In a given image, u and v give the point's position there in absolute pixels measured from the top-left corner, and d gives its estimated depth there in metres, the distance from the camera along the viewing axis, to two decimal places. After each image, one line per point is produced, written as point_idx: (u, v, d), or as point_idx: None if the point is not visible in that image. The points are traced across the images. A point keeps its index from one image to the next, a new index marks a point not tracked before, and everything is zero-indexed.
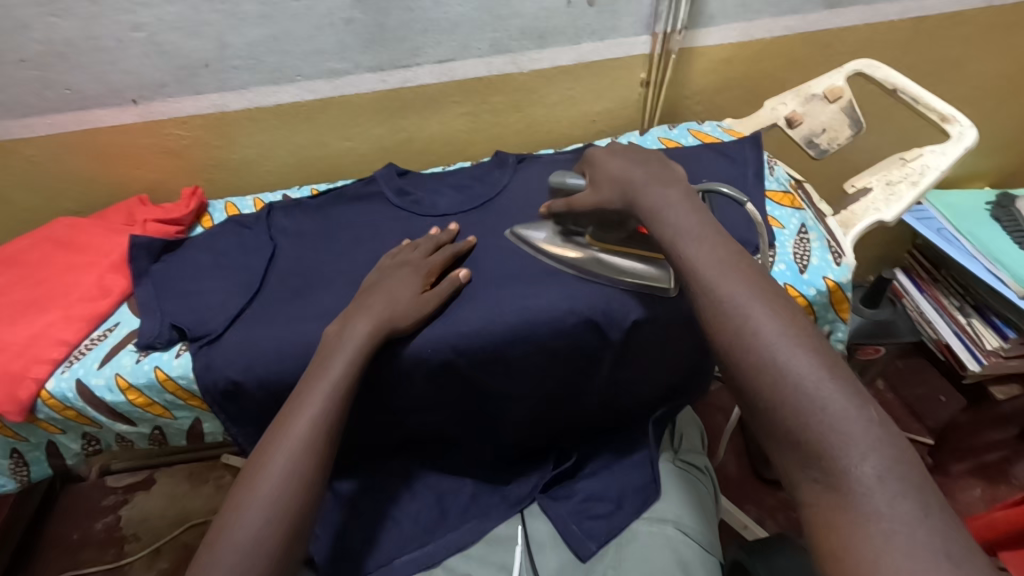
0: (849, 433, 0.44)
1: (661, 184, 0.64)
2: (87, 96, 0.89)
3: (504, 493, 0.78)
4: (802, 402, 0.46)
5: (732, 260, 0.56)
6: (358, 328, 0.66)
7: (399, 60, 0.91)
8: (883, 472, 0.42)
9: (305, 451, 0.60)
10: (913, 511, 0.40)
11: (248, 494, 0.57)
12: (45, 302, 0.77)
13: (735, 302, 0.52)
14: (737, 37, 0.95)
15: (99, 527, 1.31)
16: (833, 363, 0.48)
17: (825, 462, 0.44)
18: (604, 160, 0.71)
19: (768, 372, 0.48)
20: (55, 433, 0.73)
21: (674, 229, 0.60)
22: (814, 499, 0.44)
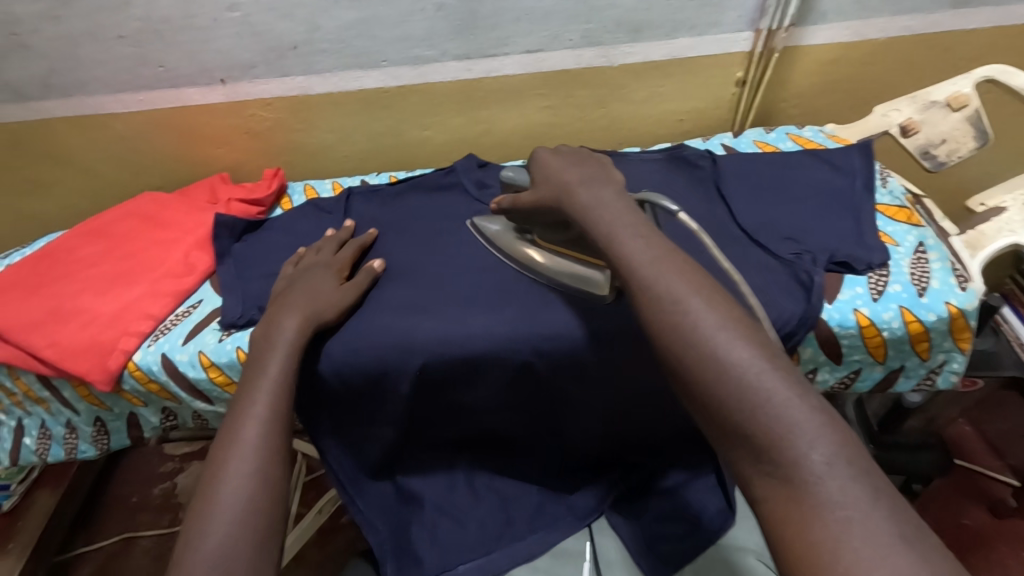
0: (795, 421, 0.36)
1: (591, 183, 0.55)
2: (178, 74, 0.90)
3: (570, 503, 0.74)
4: (751, 394, 0.38)
5: (666, 252, 0.47)
6: (285, 325, 0.64)
7: (487, 49, 0.88)
8: (833, 457, 0.35)
9: (265, 431, 0.54)
10: (864, 496, 0.34)
11: (218, 485, 0.50)
12: (134, 274, 0.78)
13: (670, 290, 0.44)
14: (847, 37, 0.89)
15: (157, 492, 1.35)
16: (773, 347, 0.41)
17: (776, 453, 0.36)
18: (548, 155, 0.61)
19: (709, 364, 0.40)
20: (137, 404, 0.74)
21: (602, 221, 0.51)
22: (769, 498, 0.36)
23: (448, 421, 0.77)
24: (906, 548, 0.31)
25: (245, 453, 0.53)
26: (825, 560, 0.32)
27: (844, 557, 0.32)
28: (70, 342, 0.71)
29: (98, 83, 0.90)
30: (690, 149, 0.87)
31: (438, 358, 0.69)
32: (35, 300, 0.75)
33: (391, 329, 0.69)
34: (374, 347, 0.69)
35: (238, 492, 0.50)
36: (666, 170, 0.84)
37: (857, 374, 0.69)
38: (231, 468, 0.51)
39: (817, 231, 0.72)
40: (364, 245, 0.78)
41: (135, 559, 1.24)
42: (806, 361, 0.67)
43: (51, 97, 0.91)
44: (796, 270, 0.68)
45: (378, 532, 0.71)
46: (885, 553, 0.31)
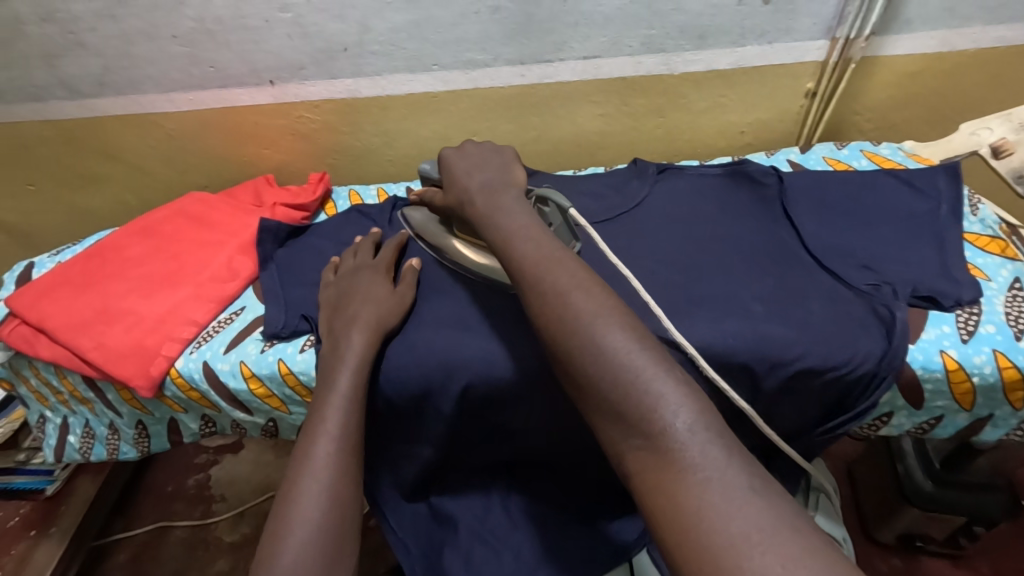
0: (662, 392, 0.40)
1: (482, 189, 0.60)
2: (228, 74, 0.89)
3: (609, 532, 0.70)
4: (623, 372, 0.41)
5: (556, 253, 0.50)
6: (354, 339, 0.63)
7: (542, 54, 0.85)
8: (695, 423, 0.38)
9: (338, 449, 0.55)
10: (723, 455, 0.37)
11: (293, 501, 0.51)
12: (178, 277, 0.78)
13: (557, 286, 0.47)
14: (934, 46, 0.83)
15: (191, 483, 1.36)
16: (638, 327, 0.44)
17: (644, 427, 0.39)
18: (454, 160, 0.65)
19: (588, 349, 0.43)
20: (178, 411, 0.74)
21: (503, 226, 0.55)
22: (644, 468, 0.39)
23: (497, 442, 0.74)
24: (757, 497, 0.34)
25: (315, 470, 0.53)
26: (691, 519, 0.35)
27: (706, 513, 0.34)
28: (115, 344, 0.70)
29: (151, 82, 0.90)
30: (754, 165, 0.80)
31: (483, 380, 0.66)
32: (84, 299, 0.75)
33: (437, 347, 0.67)
34: (420, 364, 0.66)
35: (313, 510, 0.51)
36: (728, 187, 0.79)
37: (938, 421, 0.63)
38: (303, 485, 0.52)
39: (897, 260, 0.67)
40: (402, 244, 0.76)
41: (168, 549, 1.25)
42: (883, 404, 0.62)
43: (105, 95, 0.91)
44: (874, 303, 0.63)
45: (409, 553, 0.68)
46: (740, 504, 0.34)
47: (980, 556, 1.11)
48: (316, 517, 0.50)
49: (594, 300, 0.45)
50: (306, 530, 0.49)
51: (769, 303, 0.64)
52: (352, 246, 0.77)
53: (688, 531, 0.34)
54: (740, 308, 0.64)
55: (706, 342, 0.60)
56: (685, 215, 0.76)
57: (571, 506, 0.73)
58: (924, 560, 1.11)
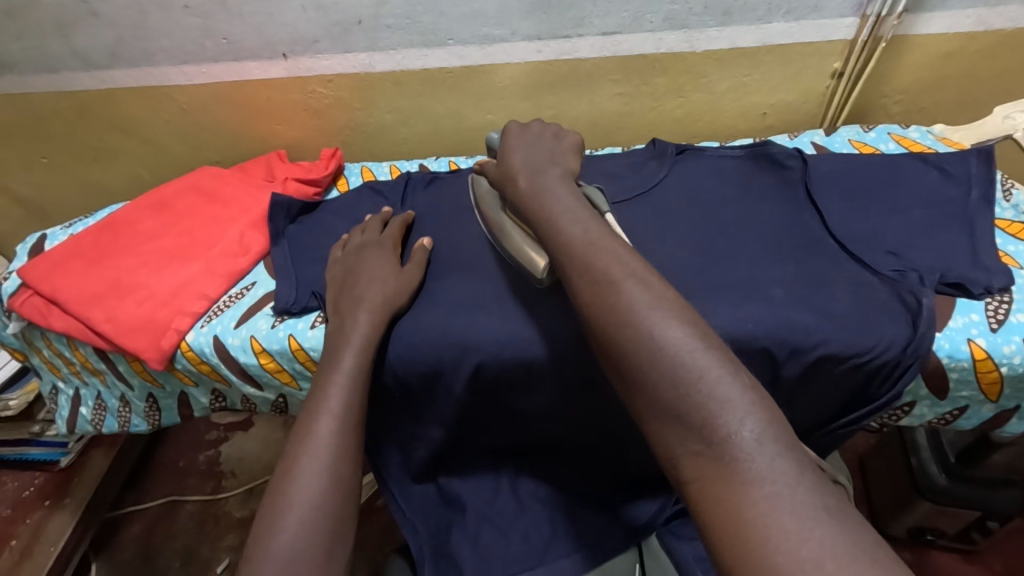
0: (727, 397, 0.39)
1: (529, 169, 0.59)
2: (241, 47, 0.87)
3: (618, 516, 0.69)
4: (683, 370, 0.40)
5: (608, 245, 0.49)
6: (360, 319, 0.62)
7: (560, 30, 0.83)
8: (762, 434, 0.37)
9: (340, 428, 0.54)
10: (792, 470, 0.36)
11: (294, 479, 0.51)
12: (190, 252, 0.77)
13: (612, 277, 0.46)
14: (969, 26, 0.79)
15: (202, 459, 1.37)
16: (703, 328, 0.43)
17: (707, 431, 0.38)
18: (513, 136, 0.64)
19: (647, 345, 0.42)
20: (188, 384, 0.74)
21: (551, 207, 0.54)
22: (702, 475, 0.38)
23: (509, 425, 0.73)
24: (828, 520, 0.33)
25: (316, 446, 0.52)
26: (758, 535, 0.33)
27: (773, 532, 0.33)
28: (127, 318, 0.70)
29: (164, 54, 0.88)
30: (777, 146, 0.78)
31: (494, 359, 0.65)
32: (96, 273, 0.75)
33: (450, 327, 0.66)
34: (430, 343, 0.66)
35: (314, 490, 0.50)
36: (750, 170, 0.77)
37: (962, 412, 0.62)
38: (305, 463, 0.51)
39: (927, 247, 0.64)
40: (406, 226, 0.75)
41: (180, 522, 1.27)
42: (906, 394, 0.60)
43: (118, 67, 0.90)
44: (900, 290, 0.61)
45: (413, 529, 0.67)
46: (811, 526, 0.33)
47: (991, 552, 1.10)
48: (315, 498, 0.49)
49: (652, 294, 0.44)
50: (306, 510, 0.49)
51: (792, 289, 0.62)
52: (363, 223, 0.76)
53: (751, 548, 0.33)
54: (761, 293, 0.62)
55: (725, 325, 0.59)
56: (705, 197, 0.74)
57: (580, 489, 0.73)
58: (933, 553, 1.10)
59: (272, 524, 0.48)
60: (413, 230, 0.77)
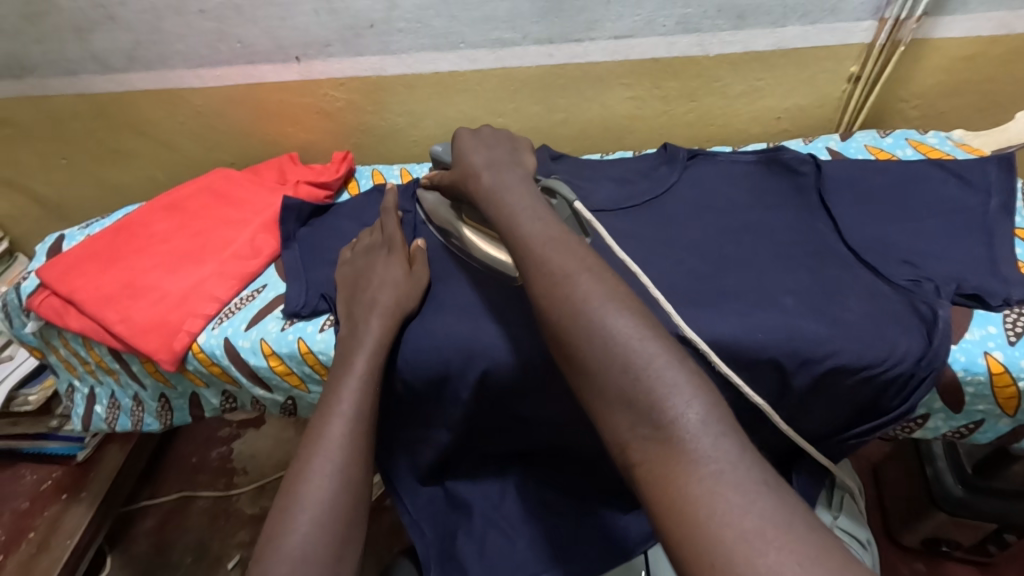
0: (674, 382, 0.39)
1: (491, 167, 0.61)
2: (255, 51, 0.88)
3: (625, 525, 0.69)
4: (634, 358, 0.40)
5: (564, 238, 0.50)
6: (372, 324, 0.62)
7: (572, 33, 0.82)
8: (707, 416, 0.37)
9: (351, 432, 0.55)
10: (734, 449, 0.36)
11: (304, 480, 0.51)
12: (201, 253, 0.78)
13: (565, 270, 0.46)
14: (991, 29, 0.78)
15: (215, 456, 1.39)
16: (648, 316, 0.43)
17: (654, 415, 0.38)
18: (464, 139, 0.65)
19: (599, 336, 0.42)
20: (199, 385, 0.74)
21: (510, 200, 0.55)
22: (651, 458, 0.37)
23: (517, 431, 0.73)
24: (768, 494, 0.33)
25: (327, 446, 0.53)
26: (703, 511, 0.33)
27: (717, 508, 0.33)
28: (140, 318, 0.71)
29: (179, 57, 0.90)
30: (790, 152, 0.77)
31: (503, 367, 0.65)
32: (110, 273, 0.76)
33: (458, 332, 0.66)
34: (438, 348, 0.66)
35: (323, 490, 0.50)
36: (763, 176, 0.76)
37: (978, 426, 0.60)
38: (316, 464, 0.52)
39: (946, 257, 0.63)
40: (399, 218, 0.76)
41: (192, 518, 1.28)
42: (919, 406, 0.59)
43: (134, 70, 0.92)
44: (914, 301, 0.60)
45: (424, 535, 0.68)
46: (753, 498, 0.33)
47: (1009, 564, 1.08)
48: (326, 499, 0.50)
49: (604, 287, 0.44)
50: (317, 510, 0.49)
51: (802, 297, 0.61)
52: (370, 228, 0.76)
53: (698, 524, 0.33)
54: (772, 301, 0.61)
55: (733, 333, 0.58)
56: (715, 203, 0.73)
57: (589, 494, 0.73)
58: (949, 564, 1.08)
59: (281, 521, 0.49)
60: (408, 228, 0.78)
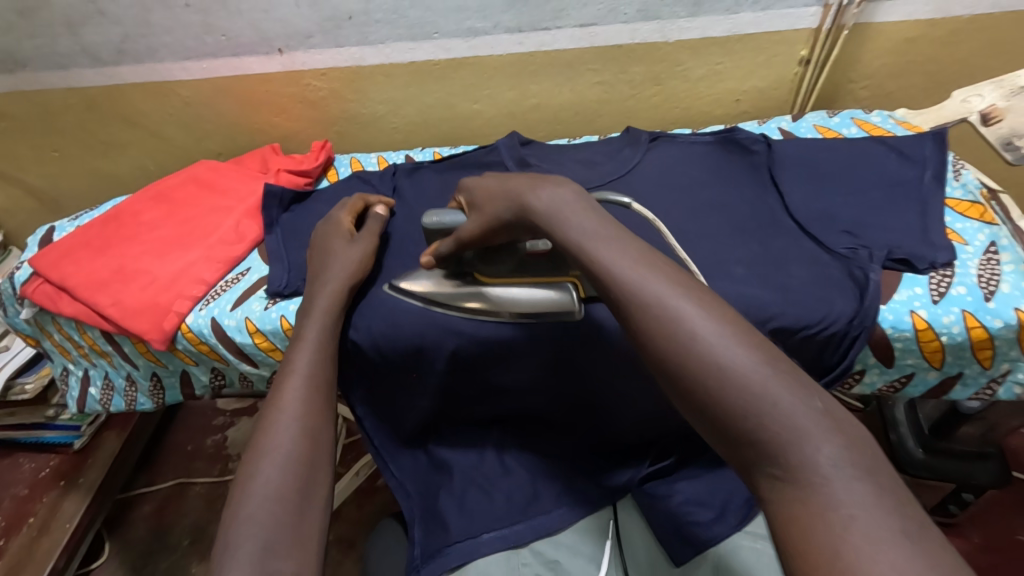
0: (801, 425, 0.34)
1: (532, 176, 0.55)
2: (239, 43, 0.92)
3: (599, 482, 0.74)
4: (753, 398, 0.35)
5: (649, 258, 0.44)
6: (320, 297, 0.67)
7: (540, 22, 0.86)
8: (842, 458, 0.32)
9: (308, 385, 0.58)
10: (870, 494, 0.31)
11: (266, 434, 0.54)
12: (190, 240, 0.82)
13: (664, 302, 0.40)
14: (929, 13, 0.83)
15: (210, 443, 1.43)
16: (769, 348, 0.38)
17: (781, 457, 0.34)
18: (485, 177, 0.61)
19: (709, 373, 0.37)
20: (189, 363, 0.79)
21: (569, 214, 0.49)
22: (778, 502, 0.33)
23: (491, 399, 0.78)
24: (907, 544, 0.29)
25: (286, 404, 0.56)
26: (826, 554, 0.30)
27: (845, 555, 0.29)
28: (131, 302, 0.75)
29: (167, 50, 0.93)
30: (744, 132, 0.82)
31: (472, 337, 0.71)
32: (103, 260, 0.80)
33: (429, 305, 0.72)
34: (413, 325, 0.71)
35: (284, 439, 0.53)
36: (719, 154, 0.81)
37: (909, 378, 0.66)
38: (276, 419, 0.55)
39: (878, 224, 0.68)
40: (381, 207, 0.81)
41: (189, 503, 1.33)
42: (856, 362, 0.64)
43: (124, 63, 0.95)
44: (850, 267, 0.64)
45: (409, 496, 0.73)
46: (882, 548, 0.29)
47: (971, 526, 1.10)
48: (288, 448, 0.53)
49: (714, 319, 0.39)
50: (274, 455, 0.52)
51: (752, 268, 0.66)
52: (338, 205, 0.82)
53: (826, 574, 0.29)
54: (724, 271, 0.66)
55: None
56: (674, 181, 0.78)
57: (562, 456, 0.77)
58: None
59: (245, 475, 0.51)
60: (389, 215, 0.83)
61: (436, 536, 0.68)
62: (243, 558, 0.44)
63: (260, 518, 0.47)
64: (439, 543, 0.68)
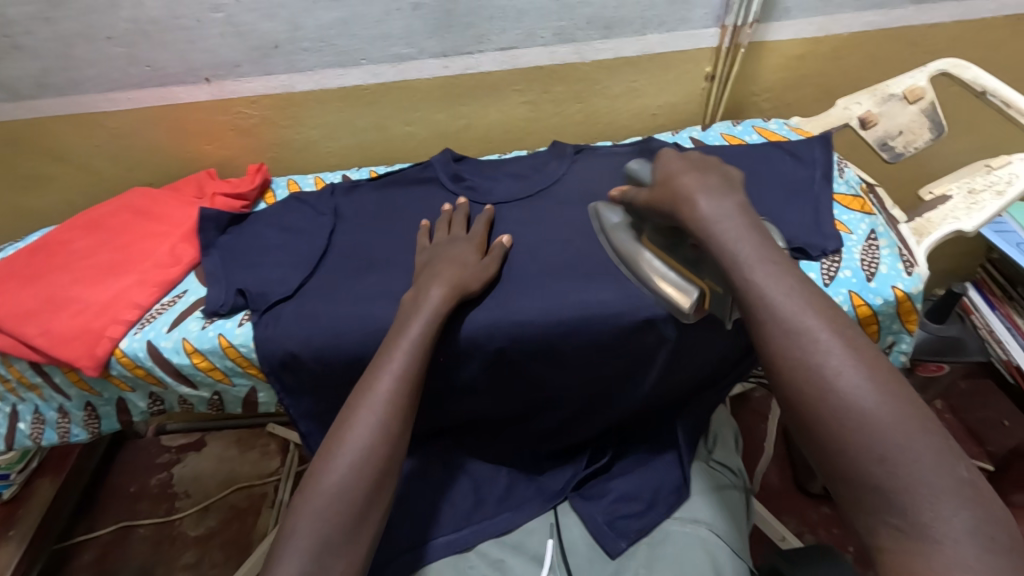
0: (936, 486, 0.39)
1: (704, 178, 0.58)
2: (166, 73, 0.93)
3: (539, 485, 0.78)
4: (896, 450, 0.40)
5: (806, 287, 0.49)
6: (433, 293, 0.68)
7: (463, 47, 0.91)
8: (974, 527, 0.38)
9: (394, 390, 0.62)
10: (1001, 567, 0.36)
11: (349, 427, 0.60)
12: (124, 266, 0.81)
13: (815, 336, 0.46)
14: (814, 32, 0.93)
15: (155, 482, 1.39)
16: (917, 404, 0.43)
17: (907, 509, 0.39)
18: (671, 159, 0.61)
19: (850, 417, 0.42)
20: (125, 390, 0.78)
21: (724, 239, 0.53)
22: (895, 548, 0.39)
23: (441, 406, 0.80)
24: None
25: (375, 404, 0.61)
26: None
27: None
28: (61, 329, 0.74)
29: (91, 83, 0.93)
30: (658, 142, 0.90)
31: None
32: (30, 290, 0.79)
33: (362, 313, 0.72)
34: (348, 336, 0.71)
35: (365, 437, 0.59)
36: None
37: None
38: (361, 416, 0.60)
39: (779, 216, 0.75)
40: (488, 221, 0.80)
41: (134, 546, 1.27)
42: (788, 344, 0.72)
43: (45, 96, 0.94)
44: None
45: None
46: None
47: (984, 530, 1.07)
48: (363, 447, 0.59)
49: (866, 367, 0.44)
50: (353, 454, 0.58)
51: None
52: (450, 210, 0.82)
53: None
54: None
55: (598, 300, 0.70)
56: (598, 190, 0.84)
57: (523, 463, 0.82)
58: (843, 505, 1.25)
59: (321, 466, 0.58)
60: (493, 226, 0.82)
61: (382, 547, 0.69)
62: (303, 548, 0.54)
63: (325, 515, 0.55)
64: (386, 558, 0.68)
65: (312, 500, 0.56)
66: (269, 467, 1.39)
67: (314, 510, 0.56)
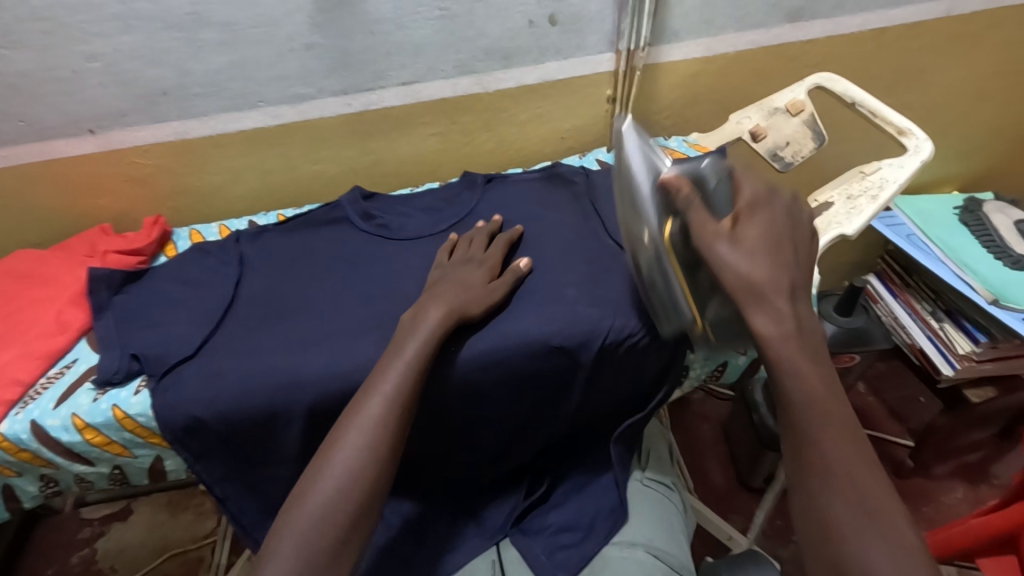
0: None
1: (778, 271, 0.59)
2: (44, 127, 0.87)
3: (480, 523, 0.78)
4: None
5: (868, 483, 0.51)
6: (432, 314, 0.67)
7: (363, 84, 0.90)
8: None
9: (387, 410, 0.60)
10: None
11: (337, 447, 0.58)
12: (5, 338, 0.75)
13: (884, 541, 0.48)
14: (702, 52, 0.97)
15: (75, 561, 1.27)
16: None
17: None
18: (756, 231, 0.60)
19: None
20: (10, 476, 0.71)
21: (809, 389, 0.55)
22: None
23: None
24: None
25: (363, 421, 0.59)
26: None
27: None
28: None
29: None
30: (566, 166, 0.92)
31: (323, 399, 0.68)
32: None
33: (271, 365, 0.69)
34: (263, 385, 0.68)
35: (353, 457, 0.57)
36: (546, 188, 0.89)
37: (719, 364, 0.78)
38: (350, 436, 0.58)
39: None
40: (510, 242, 0.79)
41: None
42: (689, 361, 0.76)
43: None
44: None
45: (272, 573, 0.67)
46: None
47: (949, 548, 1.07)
48: (349, 467, 0.57)
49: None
50: (341, 477, 0.56)
51: (577, 287, 0.74)
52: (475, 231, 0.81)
53: None
54: (556, 293, 0.73)
55: (517, 329, 0.70)
56: (509, 218, 0.84)
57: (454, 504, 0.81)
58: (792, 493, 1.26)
59: (304, 489, 0.56)
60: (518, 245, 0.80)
61: None
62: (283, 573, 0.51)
63: (310, 538, 0.53)
64: None
65: (295, 523, 0.54)
66: (204, 528, 1.30)
67: (296, 535, 0.53)
